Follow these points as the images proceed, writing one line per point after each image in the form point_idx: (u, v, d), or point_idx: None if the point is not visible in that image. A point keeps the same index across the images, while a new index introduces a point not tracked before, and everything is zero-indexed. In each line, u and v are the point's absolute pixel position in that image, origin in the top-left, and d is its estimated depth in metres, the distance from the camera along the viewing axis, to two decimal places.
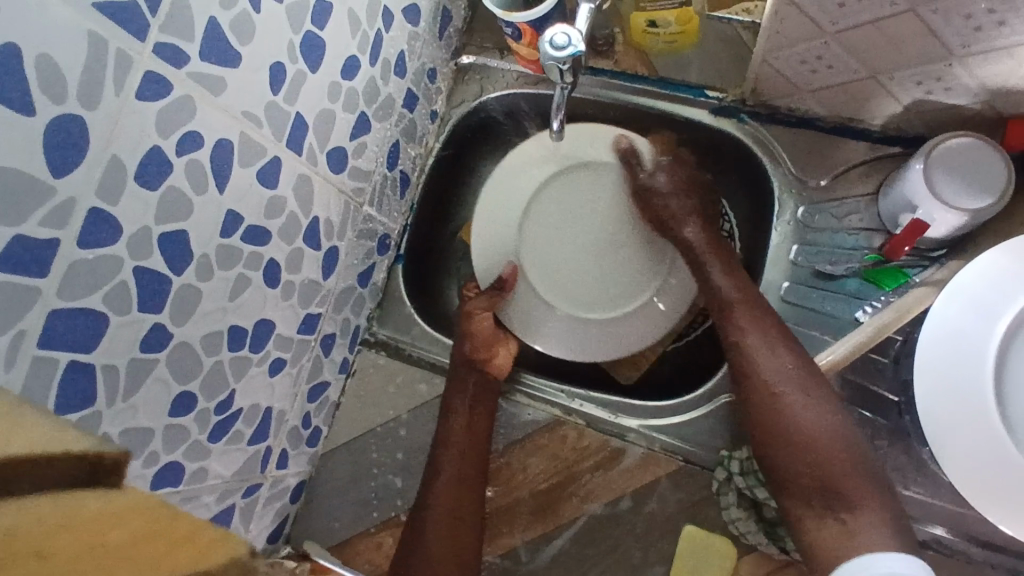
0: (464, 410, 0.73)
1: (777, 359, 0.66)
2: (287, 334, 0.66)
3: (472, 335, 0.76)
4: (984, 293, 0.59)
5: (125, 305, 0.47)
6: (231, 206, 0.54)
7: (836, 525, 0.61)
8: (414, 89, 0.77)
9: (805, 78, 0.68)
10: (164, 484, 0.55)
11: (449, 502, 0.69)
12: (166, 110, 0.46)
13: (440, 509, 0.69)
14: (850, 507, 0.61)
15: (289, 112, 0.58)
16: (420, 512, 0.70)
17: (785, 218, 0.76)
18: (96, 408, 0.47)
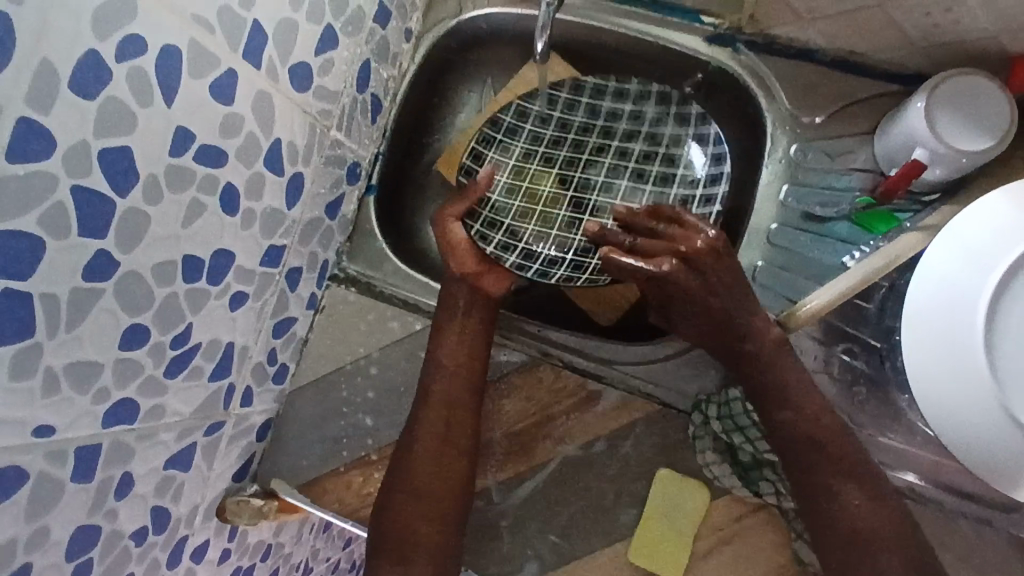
0: (450, 343, 0.69)
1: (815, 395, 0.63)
2: (248, 266, 0.62)
3: (455, 252, 0.73)
4: (979, 238, 0.58)
5: (65, 228, 0.43)
6: (182, 121, 0.49)
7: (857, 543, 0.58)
8: (386, 3, 0.71)
9: (807, 5, 0.63)
10: (117, 421, 0.52)
11: (435, 457, 0.65)
12: (103, 8, 0.41)
13: (425, 463, 0.65)
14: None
15: (246, 18, 0.52)
16: (409, 431, 0.67)
17: (777, 156, 0.72)
18: (36, 340, 0.43)
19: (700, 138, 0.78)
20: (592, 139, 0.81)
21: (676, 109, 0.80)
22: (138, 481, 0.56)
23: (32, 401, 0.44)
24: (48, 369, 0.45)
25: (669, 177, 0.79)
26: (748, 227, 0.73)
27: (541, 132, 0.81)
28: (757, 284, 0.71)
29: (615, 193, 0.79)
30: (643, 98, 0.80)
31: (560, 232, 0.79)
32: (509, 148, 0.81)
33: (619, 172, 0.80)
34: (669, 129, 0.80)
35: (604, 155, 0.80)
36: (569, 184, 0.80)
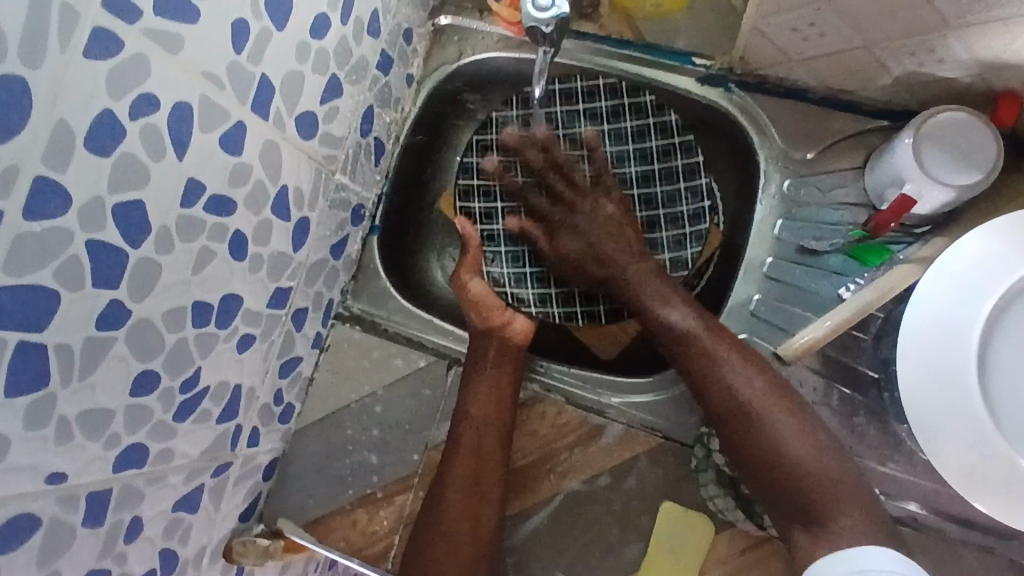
0: (480, 393, 0.71)
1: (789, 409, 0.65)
2: (255, 309, 0.63)
3: (478, 305, 0.74)
4: (966, 275, 0.59)
5: (79, 280, 0.44)
6: (193, 173, 0.51)
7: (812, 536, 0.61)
8: (389, 50, 0.73)
9: (796, 47, 0.65)
10: (127, 465, 0.53)
11: (465, 493, 0.67)
12: (118, 69, 0.43)
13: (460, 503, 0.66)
14: (818, 510, 0.62)
15: (254, 73, 0.54)
16: (439, 478, 0.68)
17: (771, 191, 0.74)
18: (50, 389, 0.44)
19: (662, 127, 0.80)
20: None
21: (629, 101, 0.80)
22: (147, 524, 0.57)
23: (45, 449, 0.45)
24: (62, 417, 0.46)
25: (654, 175, 0.80)
26: (743, 261, 0.74)
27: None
28: (756, 316, 0.73)
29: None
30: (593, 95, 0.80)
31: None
32: (488, 189, 0.83)
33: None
34: (630, 123, 0.80)
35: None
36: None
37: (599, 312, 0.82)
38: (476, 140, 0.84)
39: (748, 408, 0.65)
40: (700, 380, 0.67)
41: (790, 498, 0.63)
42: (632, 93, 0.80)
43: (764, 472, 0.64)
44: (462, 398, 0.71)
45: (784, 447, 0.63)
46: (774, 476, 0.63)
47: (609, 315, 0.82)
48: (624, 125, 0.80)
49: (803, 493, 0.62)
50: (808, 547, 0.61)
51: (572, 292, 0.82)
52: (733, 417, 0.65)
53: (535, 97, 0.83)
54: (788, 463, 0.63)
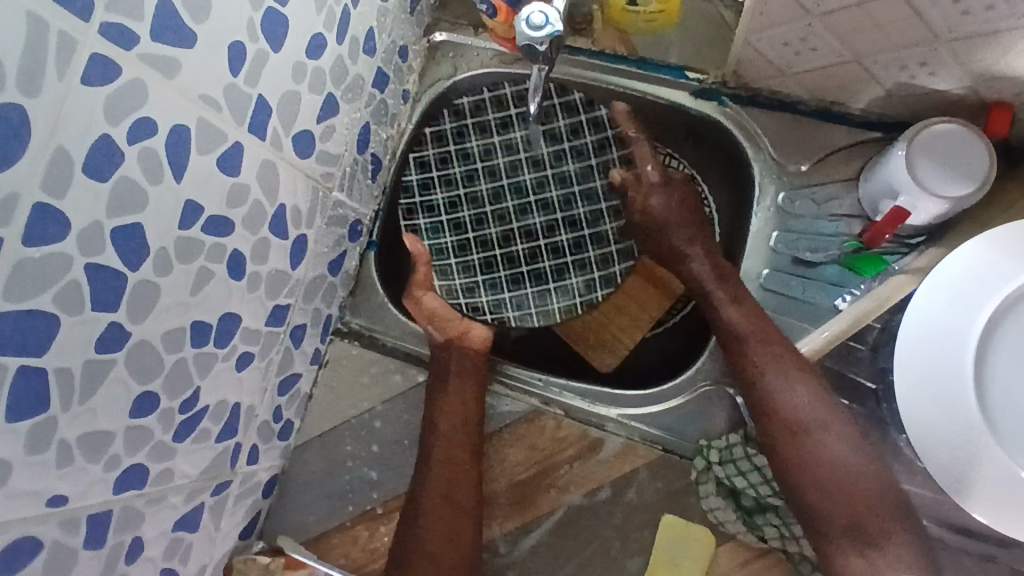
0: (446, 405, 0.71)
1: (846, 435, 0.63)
2: (254, 327, 0.63)
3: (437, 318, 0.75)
4: (964, 286, 0.59)
5: (79, 305, 0.44)
6: (191, 195, 0.51)
7: (864, 562, 0.60)
8: (384, 68, 0.73)
9: (788, 61, 0.66)
10: (127, 487, 0.53)
11: (442, 507, 0.67)
12: (116, 95, 0.43)
13: (435, 517, 0.67)
14: (874, 535, 0.60)
15: (251, 94, 0.54)
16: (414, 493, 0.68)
17: (766, 204, 0.74)
18: (51, 413, 0.44)
19: (595, 123, 0.82)
20: (499, 160, 0.84)
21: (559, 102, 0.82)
22: (148, 544, 0.57)
23: (46, 473, 0.45)
24: (62, 441, 0.46)
25: (591, 170, 0.82)
26: (740, 272, 0.75)
27: (449, 172, 0.84)
28: None
29: (554, 206, 0.82)
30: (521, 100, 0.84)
31: (529, 264, 0.81)
32: (432, 202, 0.83)
33: (546, 183, 0.83)
34: (562, 123, 0.82)
35: (520, 172, 0.83)
36: (507, 217, 0.83)
37: (554, 310, 0.80)
38: (415, 156, 0.84)
39: (810, 426, 0.64)
40: (764, 394, 0.66)
41: (846, 520, 0.61)
42: (563, 96, 0.82)
43: (822, 494, 0.62)
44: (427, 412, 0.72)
45: (846, 472, 0.62)
46: (833, 498, 0.62)
47: (564, 315, 0.80)
48: (558, 125, 0.82)
49: (855, 515, 0.61)
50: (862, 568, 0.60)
51: (526, 294, 0.81)
52: (790, 432, 0.64)
53: (467, 106, 0.84)
54: (848, 485, 0.62)
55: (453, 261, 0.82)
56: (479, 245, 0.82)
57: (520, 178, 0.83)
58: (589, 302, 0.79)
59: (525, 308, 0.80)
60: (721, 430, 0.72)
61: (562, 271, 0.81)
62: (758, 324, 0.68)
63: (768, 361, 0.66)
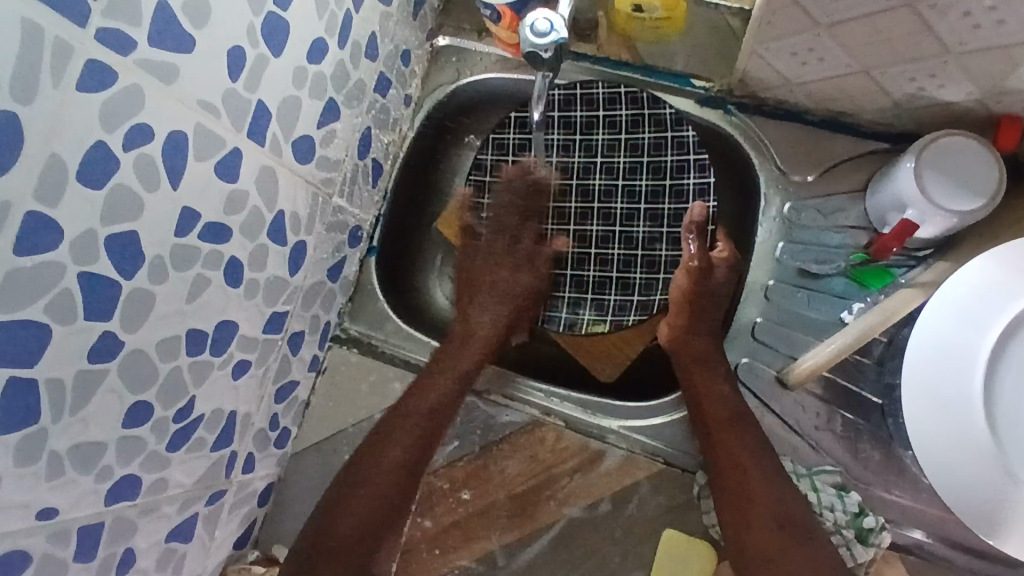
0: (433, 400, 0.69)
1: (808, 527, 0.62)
2: (251, 335, 0.62)
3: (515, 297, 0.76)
4: (974, 302, 0.58)
5: (71, 315, 0.44)
6: (188, 202, 0.50)
7: None
8: (386, 73, 0.73)
9: (795, 71, 0.65)
10: (120, 498, 0.52)
11: (382, 494, 0.65)
12: (112, 101, 0.42)
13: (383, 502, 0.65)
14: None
15: (250, 100, 0.53)
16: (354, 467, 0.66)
17: (771, 214, 0.74)
18: (42, 425, 0.44)
19: (679, 143, 0.77)
20: (575, 158, 0.80)
21: (648, 112, 0.78)
22: (140, 555, 0.56)
23: (36, 484, 0.45)
24: (53, 452, 0.45)
25: (661, 191, 0.78)
26: (745, 282, 0.74)
27: (524, 161, 0.81)
28: (758, 339, 0.73)
29: (615, 218, 0.79)
30: (613, 103, 0.78)
31: (573, 270, 0.80)
32: (500, 184, 0.81)
33: (613, 193, 0.80)
34: (647, 135, 0.78)
35: (592, 176, 0.80)
36: (566, 217, 0.80)
37: (582, 320, 0.79)
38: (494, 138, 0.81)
39: (786, 520, 0.62)
40: (742, 469, 0.64)
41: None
42: (653, 106, 0.77)
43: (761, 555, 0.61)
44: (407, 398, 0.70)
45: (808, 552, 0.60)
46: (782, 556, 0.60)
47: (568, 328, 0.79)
48: (641, 134, 0.78)
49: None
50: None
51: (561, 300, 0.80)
52: (764, 504, 0.62)
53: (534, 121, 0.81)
54: (804, 552, 0.60)
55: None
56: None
57: (591, 180, 0.80)
58: (619, 323, 0.78)
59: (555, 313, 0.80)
60: None
61: (603, 285, 0.79)
62: (737, 422, 0.66)
63: (749, 458, 0.64)
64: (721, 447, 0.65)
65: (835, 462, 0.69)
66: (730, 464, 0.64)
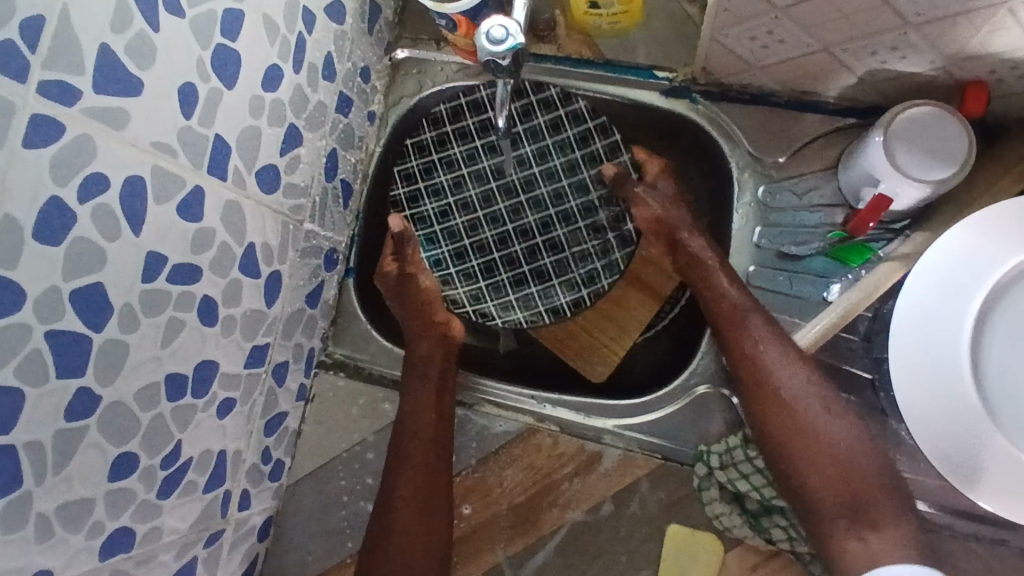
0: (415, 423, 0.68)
1: (866, 454, 0.63)
2: (232, 372, 0.61)
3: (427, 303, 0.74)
4: (954, 273, 0.58)
5: (43, 374, 0.42)
6: (152, 246, 0.49)
7: (859, 543, 0.60)
8: (346, 92, 0.71)
9: (756, 54, 0.65)
10: (113, 552, 0.51)
11: (416, 537, 0.65)
12: (63, 153, 0.41)
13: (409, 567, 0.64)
14: (874, 523, 0.60)
15: (207, 135, 0.52)
16: (387, 510, 0.66)
17: (746, 200, 0.74)
18: (24, 489, 0.43)
19: (603, 129, 0.80)
20: (484, 163, 0.82)
21: (564, 112, 0.80)
22: None
23: (25, 549, 0.44)
24: (40, 514, 0.44)
25: (576, 163, 0.81)
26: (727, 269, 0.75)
27: (435, 182, 0.82)
28: None
29: (545, 202, 0.81)
30: (528, 114, 0.81)
31: (559, 275, 0.79)
32: (422, 213, 0.81)
33: (535, 181, 0.81)
34: (570, 131, 0.80)
35: (507, 175, 0.81)
36: (529, 231, 0.80)
37: (561, 305, 0.78)
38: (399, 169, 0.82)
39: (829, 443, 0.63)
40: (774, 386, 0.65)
41: (846, 507, 0.61)
42: (539, 92, 0.80)
43: (828, 484, 0.62)
44: (397, 441, 0.68)
45: (850, 472, 0.62)
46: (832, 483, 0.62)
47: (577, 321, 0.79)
48: (536, 121, 0.80)
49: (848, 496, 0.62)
50: (858, 552, 0.60)
51: (560, 304, 0.78)
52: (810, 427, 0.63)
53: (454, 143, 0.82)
54: (850, 469, 0.62)
55: (483, 283, 0.80)
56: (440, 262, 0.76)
57: (507, 178, 0.81)
58: (596, 292, 0.78)
59: (534, 307, 0.78)
60: (720, 432, 0.71)
61: (564, 265, 0.79)
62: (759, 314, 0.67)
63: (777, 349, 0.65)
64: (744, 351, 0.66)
65: None
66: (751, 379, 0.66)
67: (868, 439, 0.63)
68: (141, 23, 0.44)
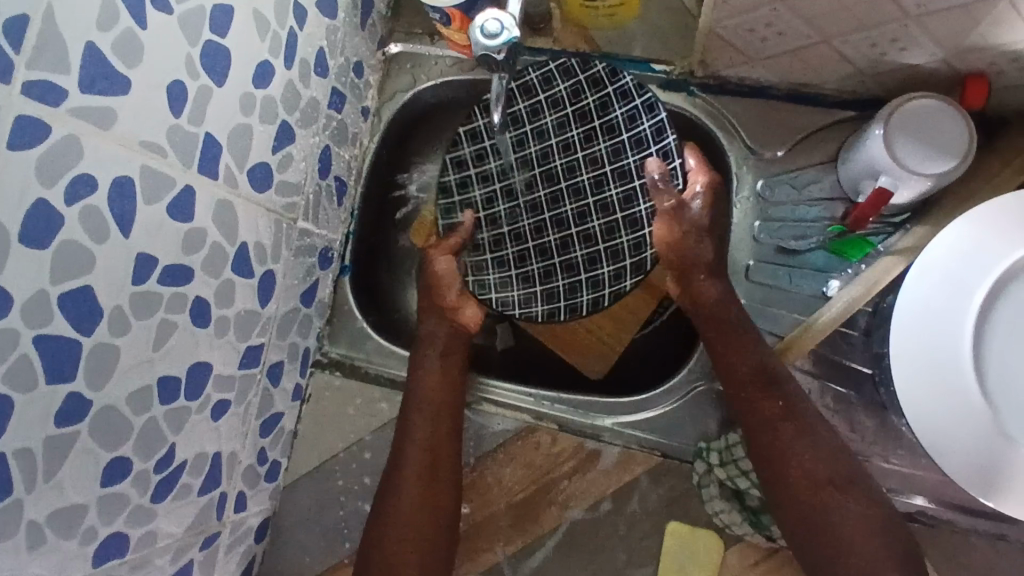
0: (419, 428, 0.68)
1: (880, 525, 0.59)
2: (227, 373, 0.60)
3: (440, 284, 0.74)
4: (954, 268, 0.58)
5: (32, 381, 0.42)
6: (142, 247, 0.48)
7: None
8: (339, 87, 0.70)
9: (755, 47, 0.64)
10: (107, 558, 0.51)
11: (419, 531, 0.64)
12: (49, 154, 0.40)
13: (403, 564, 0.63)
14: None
15: (197, 134, 0.51)
16: (381, 504, 0.66)
17: (744, 194, 0.73)
18: (15, 497, 0.42)
19: (650, 108, 0.69)
20: (529, 147, 0.72)
21: (613, 90, 0.71)
22: None
23: (17, 558, 0.43)
24: (31, 522, 0.44)
25: (622, 147, 0.70)
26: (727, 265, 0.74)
27: (485, 169, 0.73)
28: None
29: (586, 190, 0.71)
30: (578, 93, 0.71)
31: (588, 271, 0.70)
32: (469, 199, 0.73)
33: (576, 167, 0.71)
34: (618, 112, 0.70)
35: (551, 159, 0.72)
36: (565, 221, 0.71)
37: (583, 303, 0.70)
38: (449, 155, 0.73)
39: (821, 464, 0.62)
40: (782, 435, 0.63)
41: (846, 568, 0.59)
42: (585, 68, 0.71)
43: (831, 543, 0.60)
44: (400, 434, 0.68)
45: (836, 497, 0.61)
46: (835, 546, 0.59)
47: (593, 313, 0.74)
48: (585, 102, 0.71)
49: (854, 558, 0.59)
50: None
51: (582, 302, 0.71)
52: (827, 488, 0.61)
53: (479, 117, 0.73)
54: (861, 534, 0.59)
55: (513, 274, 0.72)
56: (471, 249, 0.73)
57: (552, 163, 0.72)
58: (619, 292, 0.69)
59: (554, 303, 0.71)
60: (720, 429, 0.71)
61: (594, 260, 0.70)
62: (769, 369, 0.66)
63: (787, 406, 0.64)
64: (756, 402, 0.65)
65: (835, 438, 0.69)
66: (739, 387, 0.65)
67: (883, 511, 0.60)
68: (127, 19, 0.43)
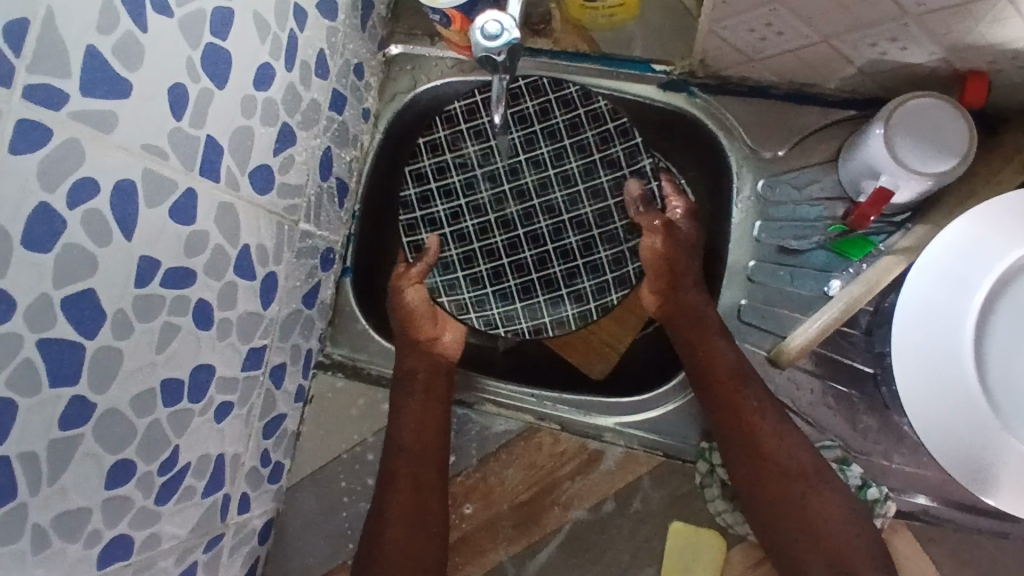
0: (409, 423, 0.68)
1: (853, 522, 0.61)
2: (230, 375, 0.61)
3: (413, 320, 0.72)
4: (955, 265, 0.58)
5: (35, 384, 0.42)
6: (144, 251, 0.48)
7: None
8: (339, 89, 0.70)
9: (755, 47, 0.64)
10: (111, 560, 0.51)
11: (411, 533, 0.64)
12: (50, 159, 0.40)
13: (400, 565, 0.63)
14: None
15: (198, 137, 0.51)
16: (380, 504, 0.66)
17: (745, 194, 0.73)
18: (19, 501, 0.42)
19: (624, 132, 0.72)
20: (498, 163, 0.73)
21: (585, 112, 0.73)
22: None
23: (22, 561, 0.43)
24: (36, 526, 0.44)
25: (594, 166, 0.72)
26: (727, 265, 0.74)
27: (447, 182, 0.73)
28: (744, 320, 0.72)
29: (560, 208, 0.73)
30: (547, 113, 0.73)
31: (568, 285, 0.72)
32: (432, 216, 0.73)
33: (548, 185, 0.73)
34: (590, 133, 0.72)
35: (522, 176, 0.73)
36: (541, 237, 0.73)
37: (568, 317, 0.72)
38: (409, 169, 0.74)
39: (798, 471, 0.62)
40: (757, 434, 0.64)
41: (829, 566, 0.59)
42: (558, 90, 0.73)
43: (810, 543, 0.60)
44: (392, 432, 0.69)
45: (821, 502, 0.61)
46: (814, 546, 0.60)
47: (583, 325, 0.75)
48: (555, 122, 0.73)
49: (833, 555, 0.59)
50: None
51: (567, 316, 0.72)
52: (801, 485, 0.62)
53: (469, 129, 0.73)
54: (837, 532, 0.60)
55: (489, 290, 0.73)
56: (442, 268, 0.73)
57: (522, 180, 0.73)
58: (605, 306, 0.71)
59: (538, 319, 0.72)
60: None
61: (573, 275, 0.72)
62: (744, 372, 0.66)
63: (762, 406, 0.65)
64: (733, 397, 0.65)
65: (837, 437, 0.69)
66: (717, 389, 0.66)
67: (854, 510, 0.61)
68: (128, 24, 0.43)
